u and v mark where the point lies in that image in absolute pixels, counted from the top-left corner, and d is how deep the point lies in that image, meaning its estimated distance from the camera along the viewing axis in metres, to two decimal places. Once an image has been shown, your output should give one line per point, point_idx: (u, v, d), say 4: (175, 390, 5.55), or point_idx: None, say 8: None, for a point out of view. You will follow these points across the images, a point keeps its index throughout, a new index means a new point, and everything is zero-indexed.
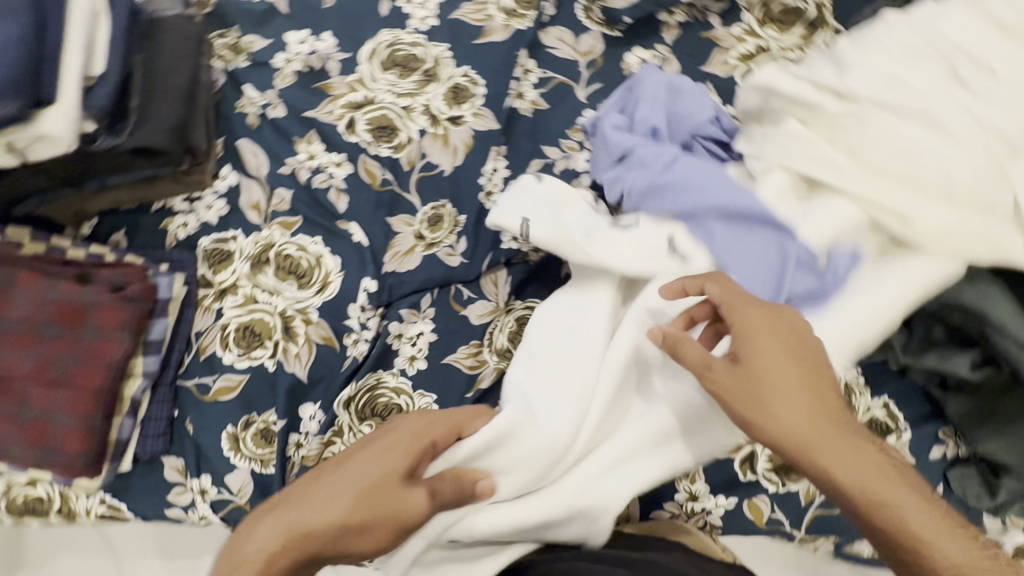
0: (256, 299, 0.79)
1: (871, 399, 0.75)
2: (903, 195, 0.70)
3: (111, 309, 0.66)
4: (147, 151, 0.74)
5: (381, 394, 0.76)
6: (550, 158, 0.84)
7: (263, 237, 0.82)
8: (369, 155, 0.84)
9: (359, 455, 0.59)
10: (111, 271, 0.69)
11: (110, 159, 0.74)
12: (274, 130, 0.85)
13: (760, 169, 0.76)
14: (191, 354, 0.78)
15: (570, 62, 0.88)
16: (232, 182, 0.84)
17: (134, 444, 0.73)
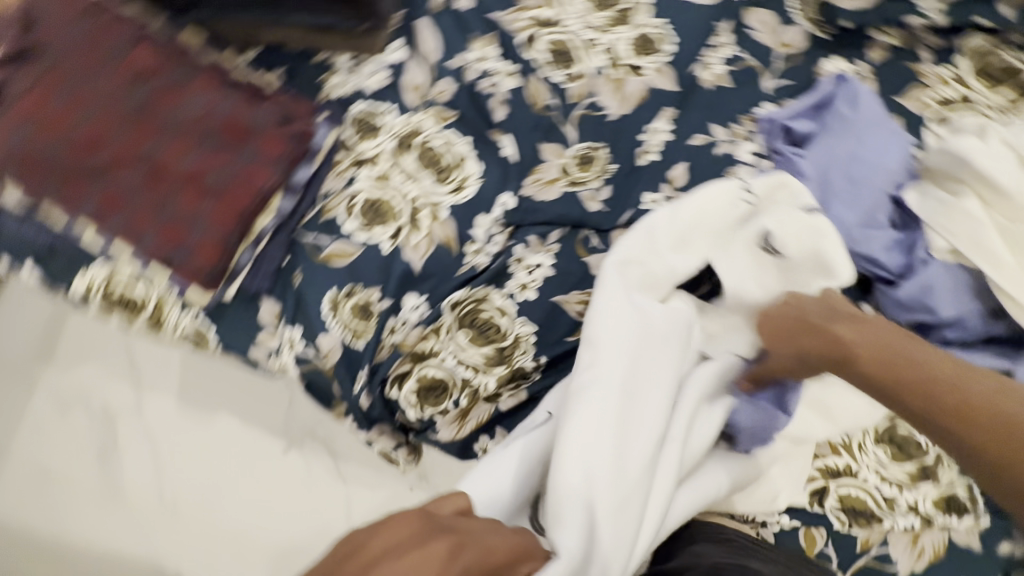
0: (391, 179, 0.78)
1: (957, 475, 0.73)
2: None
3: (274, 139, 0.69)
4: None
5: (485, 309, 0.75)
6: (715, 137, 0.81)
7: (415, 121, 0.80)
8: (540, 76, 0.81)
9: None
10: (275, 104, 0.72)
11: None
12: (454, 20, 0.83)
13: (936, 215, 0.72)
14: (314, 212, 0.76)
15: (766, 49, 0.84)
16: (400, 58, 0.82)
17: (244, 277, 0.73)
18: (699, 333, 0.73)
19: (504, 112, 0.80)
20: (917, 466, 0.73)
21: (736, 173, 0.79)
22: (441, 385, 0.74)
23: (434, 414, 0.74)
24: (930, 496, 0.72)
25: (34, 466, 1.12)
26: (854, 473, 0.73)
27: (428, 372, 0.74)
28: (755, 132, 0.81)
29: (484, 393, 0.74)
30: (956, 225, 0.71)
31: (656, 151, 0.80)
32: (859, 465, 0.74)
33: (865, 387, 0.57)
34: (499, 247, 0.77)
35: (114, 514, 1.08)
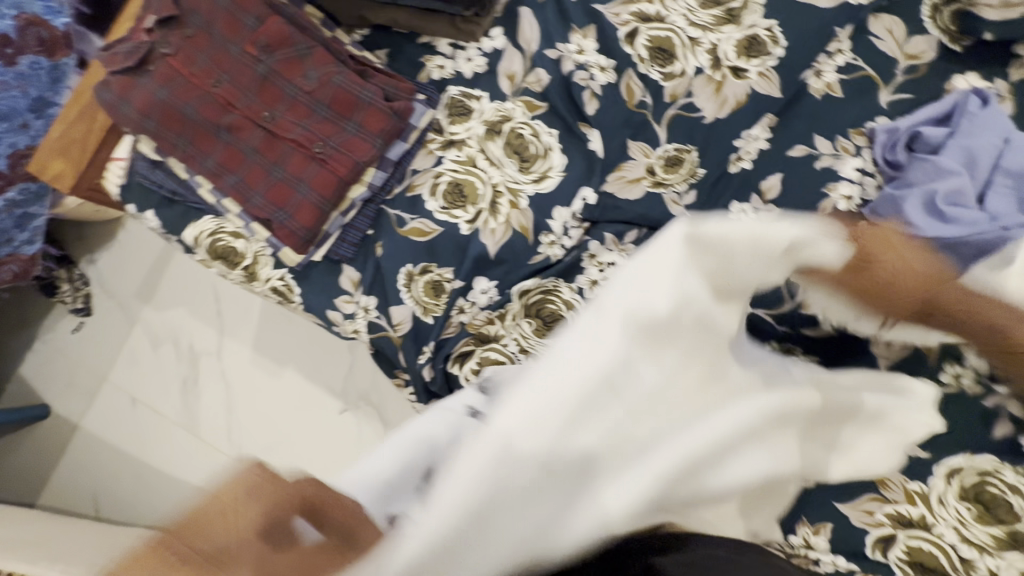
0: (476, 164, 0.79)
1: None
2: None
3: (376, 113, 0.70)
4: None
5: (552, 301, 0.76)
6: (818, 151, 0.76)
7: (506, 108, 0.81)
8: (637, 72, 0.79)
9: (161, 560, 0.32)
10: (386, 79, 0.73)
11: None
12: (556, 10, 0.82)
13: None
14: (400, 188, 0.80)
15: (889, 59, 0.77)
16: (498, 45, 0.83)
17: (331, 242, 0.78)
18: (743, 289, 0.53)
19: (594, 106, 0.79)
20: (1006, 531, 0.66)
21: (835, 191, 0.74)
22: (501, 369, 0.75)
23: None
24: (1020, 568, 0.65)
25: (134, 391, 1.27)
26: (928, 526, 0.68)
27: (489, 356, 0.75)
28: (864, 147, 0.75)
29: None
30: None
31: (749, 161, 0.78)
32: (936, 518, 0.68)
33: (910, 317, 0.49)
34: (575, 241, 0.77)
35: (196, 446, 1.21)
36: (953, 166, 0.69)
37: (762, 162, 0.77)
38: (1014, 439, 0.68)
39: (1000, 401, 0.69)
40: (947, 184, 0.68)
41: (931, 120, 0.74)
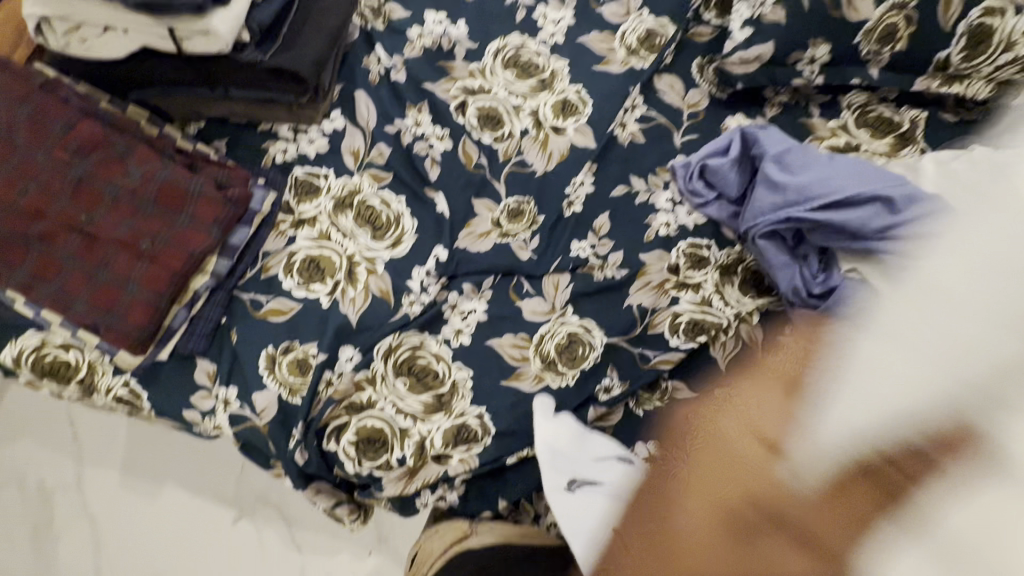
0: (330, 238, 0.81)
1: None
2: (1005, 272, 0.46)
3: (210, 204, 0.72)
4: (284, 73, 0.80)
5: (421, 356, 0.77)
6: (635, 188, 0.88)
7: (353, 182, 0.84)
8: (471, 138, 0.88)
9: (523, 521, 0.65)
10: (218, 170, 0.75)
11: (248, 72, 0.79)
12: (390, 91, 0.90)
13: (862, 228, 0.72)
14: (253, 271, 0.79)
15: (674, 108, 0.93)
16: (338, 126, 0.87)
17: (178, 338, 0.74)
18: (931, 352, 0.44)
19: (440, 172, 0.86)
20: None
21: (653, 222, 0.86)
22: (380, 435, 0.74)
23: (373, 468, 0.74)
24: None
25: None
26: None
27: (365, 423, 0.74)
28: (670, 181, 0.88)
29: (432, 451, 0.75)
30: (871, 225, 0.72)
31: (580, 203, 0.87)
32: None
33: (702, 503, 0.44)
34: (433, 296, 0.81)
35: None
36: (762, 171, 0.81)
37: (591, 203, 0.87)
38: None
39: None
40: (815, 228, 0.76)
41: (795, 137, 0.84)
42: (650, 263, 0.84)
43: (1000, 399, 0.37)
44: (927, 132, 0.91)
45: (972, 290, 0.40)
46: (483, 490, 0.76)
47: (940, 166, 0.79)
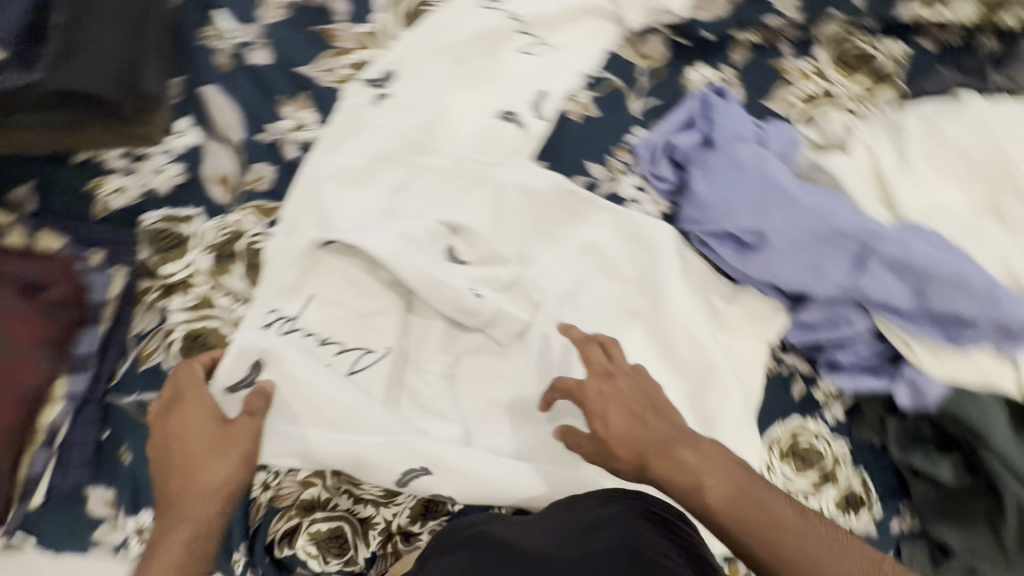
0: (213, 304, 0.63)
1: (850, 470, 0.75)
2: (775, 305, 0.72)
3: (30, 319, 0.55)
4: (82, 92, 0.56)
5: (314, 490, 0.65)
6: (595, 177, 0.73)
7: (230, 221, 0.64)
8: (375, 136, 0.67)
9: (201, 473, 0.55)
10: (23, 264, 0.57)
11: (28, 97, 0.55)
12: (251, 79, 0.66)
13: (842, 239, 0.60)
14: (126, 364, 0.61)
15: (627, 64, 0.76)
16: (191, 142, 0.64)
17: (51, 477, 0.58)
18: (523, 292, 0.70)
19: (299, 206, 0.64)
20: (817, 472, 0.75)
21: (622, 213, 0.72)
22: (340, 533, 0.64)
23: (340, 566, 0.64)
24: (831, 498, 0.74)
25: None
26: None
27: (318, 525, 0.64)
28: (632, 163, 0.74)
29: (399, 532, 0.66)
30: (844, 238, 0.60)
31: (559, 236, 0.72)
32: None
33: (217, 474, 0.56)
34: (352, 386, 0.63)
35: None
36: (720, 164, 0.67)
37: (529, 202, 0.70)
38: (808, 393, 0.77)
39: (790, 367, 0.78)
40: (799, 255, 0.62)
41: (747, 116, 0.70)
42: (620, 265, 0.72)
43: (453, 379, 0.68)
44: (909, 67, 0.78)
45: (549, 262, 0.71)
46: None
47: (928, 126, 0.70)
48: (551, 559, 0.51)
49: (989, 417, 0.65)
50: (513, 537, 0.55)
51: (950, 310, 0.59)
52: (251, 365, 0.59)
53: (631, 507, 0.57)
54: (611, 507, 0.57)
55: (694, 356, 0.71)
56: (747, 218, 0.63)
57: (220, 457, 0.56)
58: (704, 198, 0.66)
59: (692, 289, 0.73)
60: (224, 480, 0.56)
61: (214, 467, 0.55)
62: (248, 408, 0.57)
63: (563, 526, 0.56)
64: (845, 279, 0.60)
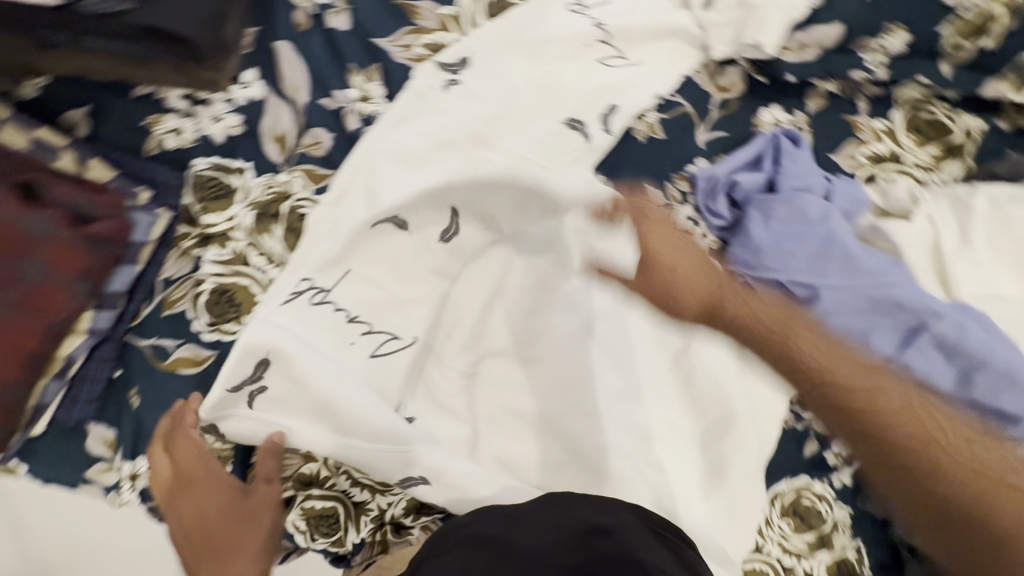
0: (248, 262, 0.61)
1: (847, 538, 0.75)
2: None
3: (70, 249, 0.54)
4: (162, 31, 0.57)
5: (316, 465, 0.64)
6: (649, 200, 0.72)
7: (279, 181, 0.63)
8: (439, 120, 0.65)
9: (226, 533, 0.54)
10: (70, 192, 0.56)
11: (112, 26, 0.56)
12: (326, 43, 0.65)
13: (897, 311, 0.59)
14: (151, 307, 0.60)
15: (702, 92, 0.74)
16: (254, 94, 0.63)
17: (56, 409, 0.57)
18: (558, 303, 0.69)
19: (351, 178, 0.62)
20: (814, 535, 0.75)
21: (671, 242, 0.70)
22: (333, 512, 0.63)
23: (326, 546, 0.63)
24: (824, 563, 0.74)
25: None
26: (759, 548, 0.74)
27: (313, 501, 0.63)
28: (689, 193, 0.72)
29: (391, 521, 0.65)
30: (896, 310, 0.59)
31: (602, 253, 0.71)
32: (765, 539, 0.74)
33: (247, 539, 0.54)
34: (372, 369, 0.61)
35: None
36: (781, 212, 0.65)
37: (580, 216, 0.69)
38: (817, 453, 0.77)
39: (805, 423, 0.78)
40: (848, 319, 0.60)
41: (816, 168, 0.69)
42: None
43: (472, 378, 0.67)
44: (978, 146, 0.75)
45: (590, 278, 0.70)
46: None
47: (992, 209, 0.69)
48: (549, 561, 0.47)
49: None
50: (513, 535, 0.52)
51: (997, 405, 0.56)
52: (259, 362, 0.56)
53: (633, 524, 0.54)
54: (612, 517, 0.53)
55: (717, 398, 0.69)
56: (800, 271, 0.62)
57: (244, 525, 0.55)
58: (760, 243, 0.65)
59: (726, 330, 0.71)
60: (255, 543, 0.54)
61: (241, 533, 0.54)
62: (264, 474, 0.55)
63: (561, 526, 0.52)
64: (892, 350, 0.59)
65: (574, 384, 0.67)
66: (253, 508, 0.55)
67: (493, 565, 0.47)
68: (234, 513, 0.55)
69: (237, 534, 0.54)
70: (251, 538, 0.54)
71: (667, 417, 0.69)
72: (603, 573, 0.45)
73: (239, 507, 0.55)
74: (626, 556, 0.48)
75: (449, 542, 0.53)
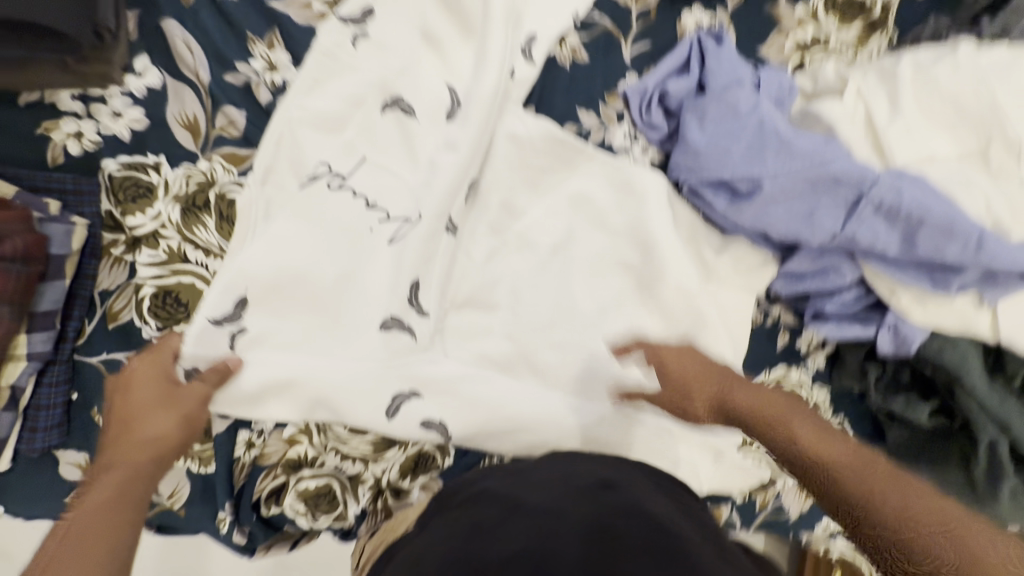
0: (185, 259, 0.59)
1: (830, 418, 0.78)
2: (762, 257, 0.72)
3: None
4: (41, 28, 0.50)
5: (300, 448, 0.62)
6: (585, 127, 0.71)
7: (198, 170, 0.60)
8: (355, 79, 0.62)
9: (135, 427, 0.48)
10: None
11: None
12: (216, 15, 0.60)
13: (838, 188, 0.60)
14: (95, 322, 0.58)
15: (620, 7, 0.71)
16: (152, 83, 0.59)
17: (17, 441, 0.55)
18: (511, 244, 0.68)
19: (274, 153, 0.60)
20: None
21: (614, 163, 0.70)
22: (328, 490, 0.63)
23: (330, 522, 0.64)
24: None
25: None
26: (749, 443, 0.76)
27: (306, 482, 0.62)
28: (624, 112, 0.72)
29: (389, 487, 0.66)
30: (838, 186, 0.60)
31: (548, 185, 0.69)
32: None
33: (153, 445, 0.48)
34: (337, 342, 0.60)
35: None
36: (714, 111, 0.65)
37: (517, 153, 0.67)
38: (791, 345, 0.78)
39: (775, 317, 0.78)
40: (792, 204, 0.62)
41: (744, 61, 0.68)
42: (611, 217, 0.70)
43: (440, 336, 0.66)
44: (897, 16, 0.75)
45: (541, 212, 0.69)
46: None
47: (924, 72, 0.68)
48: (566, 508, 0.45)
49: (968, 364, 0.67)
50: (520, 491, 0.49)
51: (940, 257, 0.59)
52: (237, 301, 0.56)
53: (639, 478, 0.53)
54: (620, 476, 0.51)
55: (684, 309, 0.71)
56: (741, 166, 0.62)
57: (161, 411, 0.50)
58: (699, 147, 0.64)
59: (683, 240, 0.72)
60: (163, 444, 0.48)
61: (145, 428, 0.48)
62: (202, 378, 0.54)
63: (571, 484, 0.49)
64: (837, 225, 0.61)
65: (540, 320, 0.68)
66: (183, 420, 0.50)
67: (504, 515, 0.45)
68: (159, 408, 0.50)
69: (142, 428, 0.48)
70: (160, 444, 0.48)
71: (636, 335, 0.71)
72: (625, 522, 0.42)
73: (169, 403, 0.50)
74: (637, 507, 0.45)
75: (451, 504, 0.52)
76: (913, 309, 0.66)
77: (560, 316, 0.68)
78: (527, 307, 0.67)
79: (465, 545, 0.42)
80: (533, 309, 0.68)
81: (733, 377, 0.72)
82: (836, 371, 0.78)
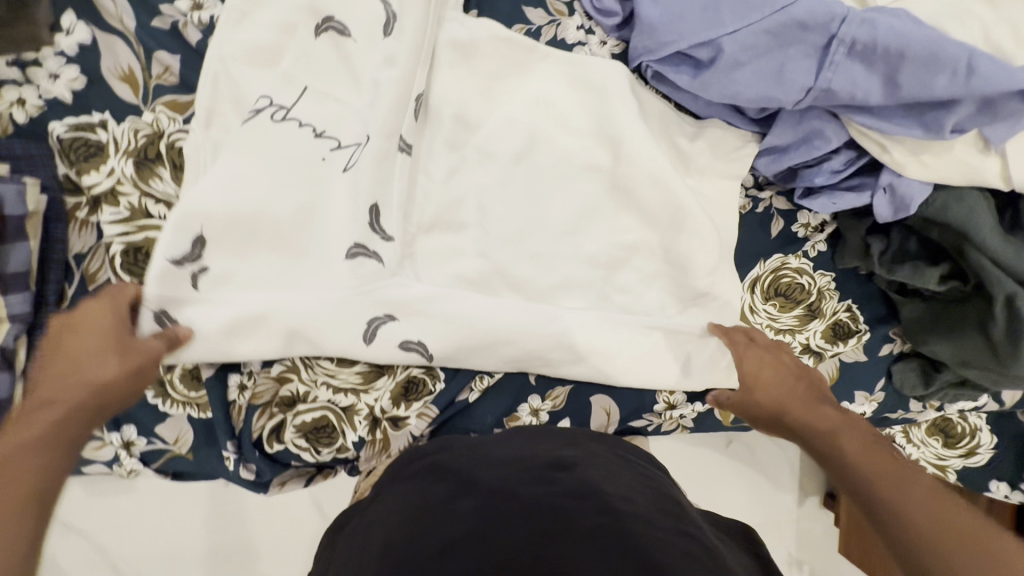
0: (148, 212, 0.60)
1: (837, 302, 0.74)
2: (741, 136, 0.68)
3: None
4: None
5: (290, 386, 0.64)
6: (534, 24, 0.67)
7: (144, 122, 0.60)
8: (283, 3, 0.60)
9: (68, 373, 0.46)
10: None
11: None
12: None
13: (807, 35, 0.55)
14: (74, 286, 0.59)
15: None
16: (82, 38, 0.58)
17: None
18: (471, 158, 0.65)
19: (212, 91, 0.59)
20: (803, 308, 0.74)
21: (568, 58, 0.66)
22: (326, 423, 0.65)
23: (334, 454, 0.66)
24: (818, 331, 0.74)
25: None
26: None
27: (303, 417, 0.64)
28: (573, 2, 0.68)
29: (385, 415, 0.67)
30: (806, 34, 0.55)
31: (502, 92, 0.66)
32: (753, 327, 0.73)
33: (94, 387, 0.46)
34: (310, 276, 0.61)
35: None
36: None
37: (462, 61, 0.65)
38: (787, 230, 0.74)
39: (766, 202, 0.73)
40: (759, 63, 0.57)
41: None
42: (573, 116, 0.67)
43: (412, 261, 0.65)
44: None
45: (499, 121, 0.66)
46: (453, 425, 0.69)
47: None
48: (512, 489, 0.46)
49: (974, 216, 0.62)
50: (473, 465, 0.50)
51: (927, 94, 0.54)
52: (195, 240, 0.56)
53: (599, 454, 0.54)
54: (576, 453, 0.53)
55: (662, 203, 0.67)
56: (700, 30, 0.57)
57: (101, 354, 0.48)
58: (653, 16, 0.59)
59: (654, 132, 0.68)
60: (106, 383, 0.47)
61: (90, 366, 0.47)
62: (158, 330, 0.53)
63: (523, 460, 0.50)
64: (810, 78, 0.56)
65: (512, 232, 0.66)
66: (128, 363, 0.49)
67: (453, 492, 0.46)
68: (94, 352, 0.48)
69: (83, 370, 0.47)
70: (98, 386, 0.46)
71: (615, 237, 0.68)
72: (568, 509, 0.43)
73: (104, 350, 0.48)
74: (583, 488, 0.46)
75: (409, 471, 0.53)
76: (908, 164, 0.61)
77: (532, 226, 0.66)
78: (496, 220, 0.66)
79: (409, 527, 0.44)
80: (503, 223, 0.66)
81: (722, 267, 0.69)
82: (838, 251, 0.73)
